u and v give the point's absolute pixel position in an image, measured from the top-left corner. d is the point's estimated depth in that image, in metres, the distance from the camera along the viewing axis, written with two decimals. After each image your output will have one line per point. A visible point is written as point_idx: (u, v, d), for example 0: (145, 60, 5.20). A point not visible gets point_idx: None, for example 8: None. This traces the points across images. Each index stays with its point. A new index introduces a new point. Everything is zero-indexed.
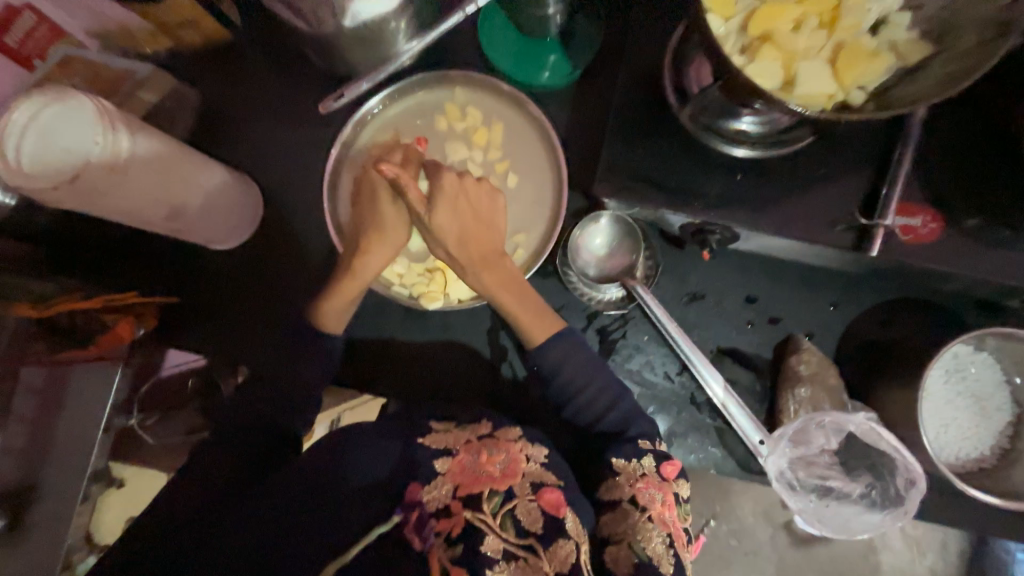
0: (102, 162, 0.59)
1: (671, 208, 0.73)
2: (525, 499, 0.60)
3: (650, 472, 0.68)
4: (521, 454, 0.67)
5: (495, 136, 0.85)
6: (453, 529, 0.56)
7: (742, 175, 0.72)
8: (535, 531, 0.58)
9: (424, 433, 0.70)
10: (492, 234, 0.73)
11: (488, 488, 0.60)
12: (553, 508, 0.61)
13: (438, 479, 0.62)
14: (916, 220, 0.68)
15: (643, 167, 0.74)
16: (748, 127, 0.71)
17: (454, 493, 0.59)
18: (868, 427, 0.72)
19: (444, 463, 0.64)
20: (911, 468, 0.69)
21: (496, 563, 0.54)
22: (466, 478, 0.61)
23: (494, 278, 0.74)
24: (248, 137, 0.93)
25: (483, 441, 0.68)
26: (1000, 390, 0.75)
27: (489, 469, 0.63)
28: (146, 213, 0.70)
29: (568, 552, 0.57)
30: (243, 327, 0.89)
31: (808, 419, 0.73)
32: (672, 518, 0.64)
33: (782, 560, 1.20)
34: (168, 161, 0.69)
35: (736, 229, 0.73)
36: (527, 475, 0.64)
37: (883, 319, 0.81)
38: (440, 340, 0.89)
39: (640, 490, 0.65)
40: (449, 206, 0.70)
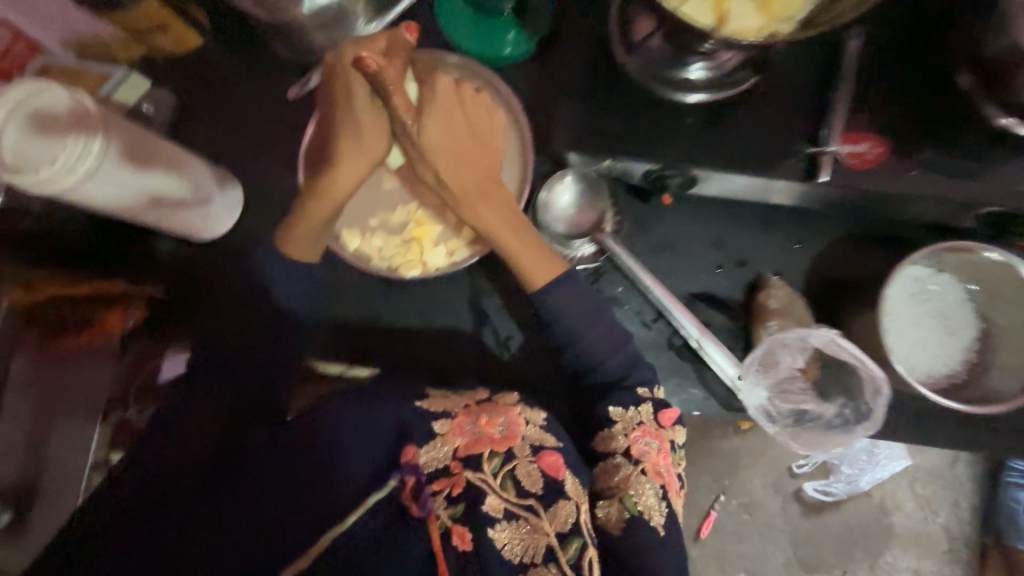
0: (82, 148, 0.62)
1: (630, 158, 0.76)
2: (525, 461, 0.61)
3: (646, 421, 0.70)
4: (520, 418, 0.65)
5: None
6: (454, 487, 0.58)
7: (691, 118, 0.76)
8: (535, 492, 0.60)
9: (421, 396, 0.68)
10: (489, 160, 0.73)
11: (488, 450, 0.61)
12: (553, 470, 0.62)
13: (439, 440, 0.62)
14: (861, 146, 0.72)
15: (598, 121, 0.77)
16: (698, 74, 0.74)
17: (454, 454, 0.61)
18: (829, 340, 0.73)
19: (444, 425, 0.63)
20: (874, 377, 0.72)
21: (498, 522, 0.56)
22: (467, 439, 0.62)
23: (492, 209, 0.73)
24: (223, 132, 0.96)
25: (482, 405, 0.67)
26: (963, 306, 0.77)
27: (490, 432, 0.63)
28: (126, 203, 0.73)
29: (568, 512, 0.60)
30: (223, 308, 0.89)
31: (773, 341, 0.74)
32: (667, 466, 0.68)
33: (796, 530, 1.36)
34: (144, 152, 0.72)
35: (694, 172, 0.76)
36: (528, 438, 0.64)
37: (846, 251, 0.83)
38: (421, 311, 0.90)
39: (635, 439, 0.68)
40: (442, 121, 0.68)
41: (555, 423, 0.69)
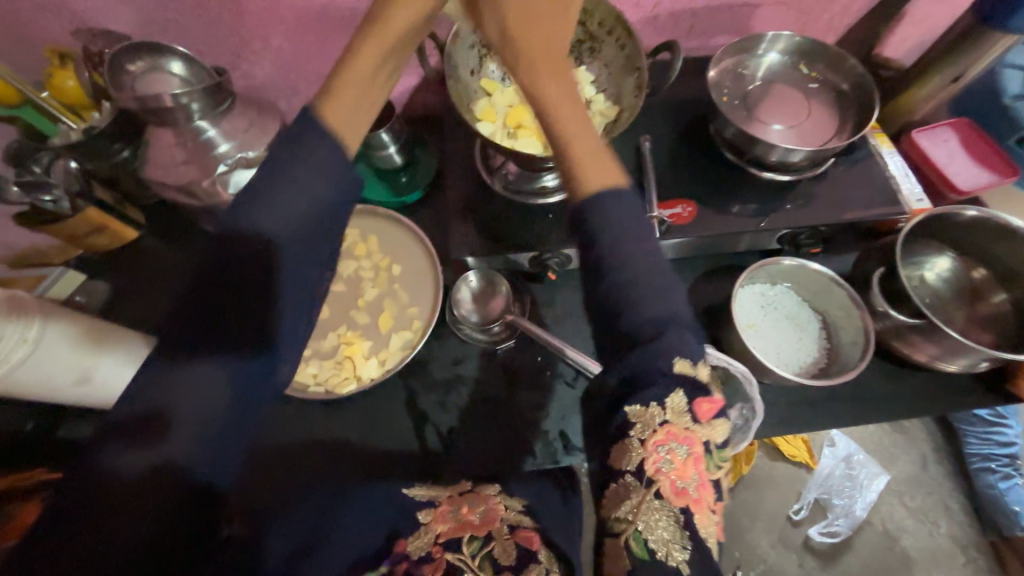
0: (18, 337, 0.69)
1: (514, 252, 0.95)
2: (501, 538, 0.71)
3: (672, 420, 0.55)
4: (500, 504, 0.76)
5: (368, 242, 1.06)
6: (437, 569, 0.68)
7: (553, 212, 0.97)
8: (509, 563, 0.69)
9: (409, 486, 0.79)
10: (559, 38, 0.61)
11: (468, 533, 0.71)
12: (525, 541, 0.71)
13: (423, 527, 0.72)
14: (677, 209, 0.96)
15: (482, 229, 0.97)
16: (549, 182, 0.98)
17: (435, 540, 0.70)
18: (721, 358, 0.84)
19: (427, 514, 0.74)
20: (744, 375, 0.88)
21: None
22: (448, 525, 0.72)
23: (553, 88, 0.60)
24: (157, 305, 1.05)
25: (464, 495, 0.77)
26: (803, 308, 0.98)
27: (468, 518, 0.73)
28: (56, 382, 0.76)
29: (536, 573, 0.68)
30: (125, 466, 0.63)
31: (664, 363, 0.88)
32: (696, 474, 0.56)
33: None
34: (83, 330, 0.79)
35: (567, 251, 0.95)
36: (504, 518, 0.73)
37: (706, 286, 1.03)
38: (364, 426, 0.93)
39: (652, 451, 0.55)
40: (496, 13, 0.61)
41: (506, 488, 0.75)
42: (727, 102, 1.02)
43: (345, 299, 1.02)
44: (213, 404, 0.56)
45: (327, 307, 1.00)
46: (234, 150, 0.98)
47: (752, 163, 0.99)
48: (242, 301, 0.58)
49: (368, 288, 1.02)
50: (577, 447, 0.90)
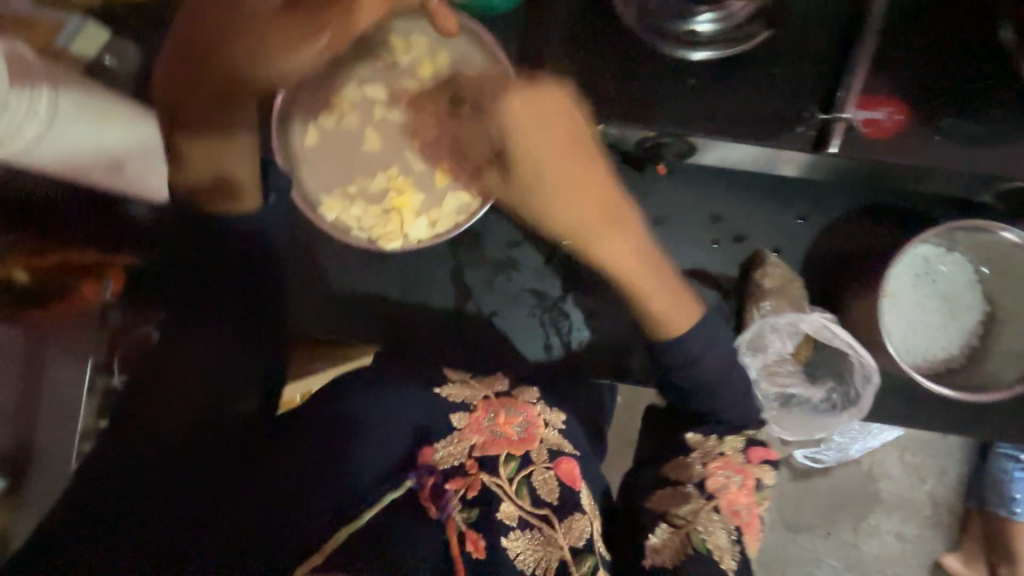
0: (22, 107, 0.57)
1: (622, 123, 0.70)
2: (541, 467, 0.68)
3: (730, 454, 0.75)
4: (540, 419, 0.73)
5: (437, 64, 0.82)
6: (469, 489, 0.60)
7: (693, 79, 0.68)
8: (549, 500, 0.65)
9: (441, 384, 0.75)
10: (600, 169, 0.69)
11: (505, 452, 0.66)
12: (565, 476, 0.69)
13: (457, 435, 0.67)
14: (880, 112, 0.65)
15: (591, 82, 0.70)
16: (702, 27, 0.67)
17: (471, 453, 0.65)
18: (820, 325, 0.71)
19: (462, 421, 0.69)
20: (865, 361, 0.71)
21: (511, 530, 0.59)
22: (485, 437, 0.67)
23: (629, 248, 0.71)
24: None
25: (501, 401, 0.73)
26: (971, 290, 0.73)
27: (508, 433, 0.68)
28: (85, 167, 0.69)
29: (581, 524, 0.65)
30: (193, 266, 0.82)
31: (760, 323, 0.74)
32: (746, 500, 0.74)
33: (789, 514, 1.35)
34: (94, 112, 0.68)
35: (693, 140, 0.70)
36: (543, 442, 0.70)
37: (853, 228, 0.78)
38: (407, 286, 0.89)
39: (714, 471, 0.74)
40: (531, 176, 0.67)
41: None
42: None
43: (401, 135, 0.84)
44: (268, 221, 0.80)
45: (380, 141, 0.84)
46: None
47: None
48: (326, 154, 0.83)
49: (431, 128, 0.83)
50: None
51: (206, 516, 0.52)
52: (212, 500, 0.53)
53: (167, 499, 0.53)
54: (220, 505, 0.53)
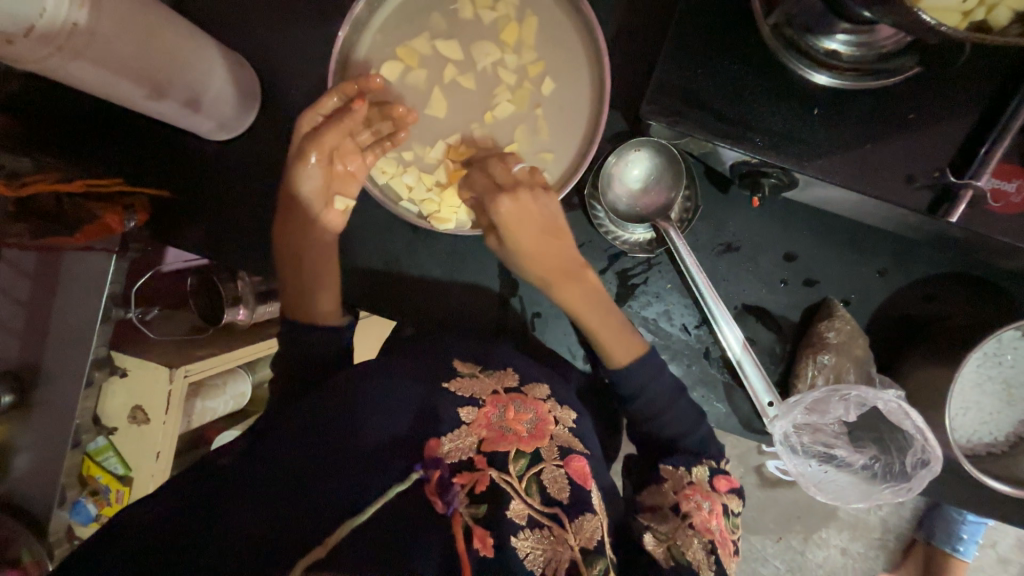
0: (66, 19, 0.48)
1: (727, 143, 0.62)
2: (552, 465, 0.56)
3: (699, 483, 0.63)
4: (550, 416, 0.62)
5: (524, 30, 0.72)
6: (477, 484, 0.51)
7: (819, 110, 0.61)
8: (561, 500, 0.54)
9: (448, 377, 0.64)
10: (561, 249, 0.72)
11: (514, 448, 0.56)
12: (578, 477, 0.57)
13: (464, 429, 0.56)
14: (1010, 185, 0.58)
15: (702, 90, 0.62)
16: (841, 47, 0.58)
17: (478, 448, 0.55)
18: (895, 406, 0.66)
19: (470, 414, 0.58)
20: (928, 450, 0.65)
21: (521, 529, 0.49)
22: (492, 434, 0.57)
23: (574, 294, 0.72)
24: (243, 10, 0.80)
25: (511, 396, 0.62)
26: None
27: (517, 428, 0.57)
28: (123, 88, 0.60)
29: (593, 526, 0.53)
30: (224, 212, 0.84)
31: (832, 389, 0.68)
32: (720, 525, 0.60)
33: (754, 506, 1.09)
34: (145, 28, 0.58)
35: (796, 175, 0.64)
36: (555, 439, 0.59)
37: (929, 294, 0.74)
38: (448, 267, 0.83)
39: (686, 496, 0.61)
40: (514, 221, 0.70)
41: (584, 424, 0.66)
42: None
43: (470, 104, 0.74)
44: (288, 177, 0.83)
45: (446, 107, 0.74)
46: None
47: None
48: None
49: (505, 102, 0.73)
50: None
51: (215, 506, 0.49)
52: (224, 492, 0.51)
53: (186, 491, 0.53)
54: (228, 501, 0.50)
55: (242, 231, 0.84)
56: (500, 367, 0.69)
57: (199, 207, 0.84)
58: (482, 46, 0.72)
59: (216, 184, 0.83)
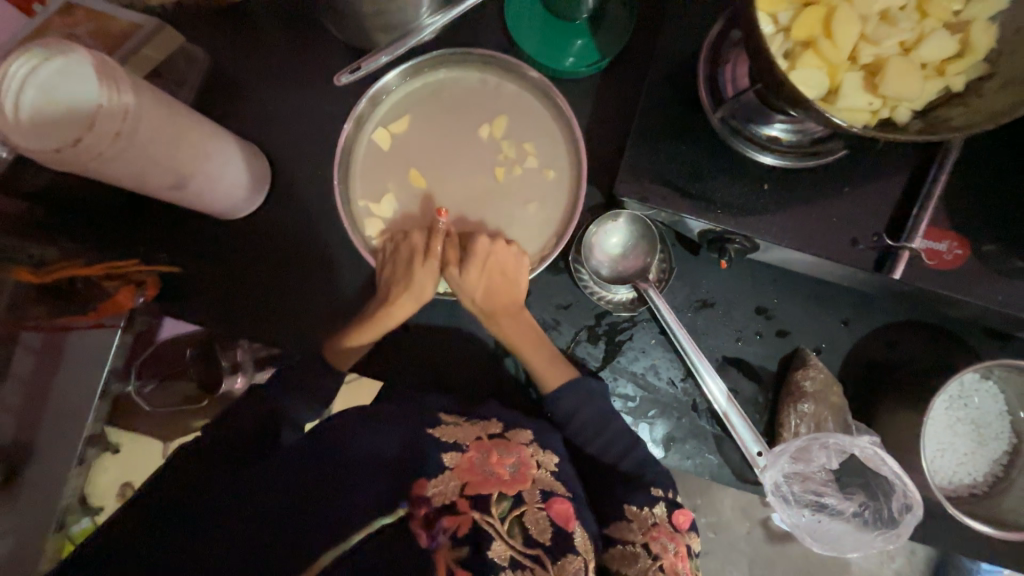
0: (109, 129, 0.55)
1: (692, 214, 0.71)
2: (534, 507, 0.53)
3: (662, 521, 0.61)
4: (532, 459, 0.60)
5: (503, 124, 0.81)
6: (460, 527, 0.49)
7: (769, 185, 0.70)
8: (544, 542, 0.51)
9: (434, 424, 0.63)
10: (528, 346, 0.75)
11: (497, 491, 0.53)
12: (562, 519, 0.54)
13: (447, 473, 0.54)
14: (941, 245, 0.67)
15: (668, 170, 0.71)
16: (780, 134, 0.67)
17: (462, 491, 0.53)
18: (872, 453, 0.69)
19: (454, 458, 0.57)
20: (909, 494, 0.68)
21: (504, 571, 0.47)
22: (476, 477, 0.54)
23: (513, 332, 0.75)
24: (256, 105, 0.89)
25: (494, 441, 0.61)
26: (999, 420, 0.75)
27: (500, 471, 0.56)
28: (150, 183, 0.67)
29: (576, 568, 0.51)
30: (225, 283, 0.88)
31: (812, 437, 0.71)
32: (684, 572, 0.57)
33: (756, 555, 1.05)
34: (175, 130, 0.65)
35: (757, 241, 0.71)
36: (538, 482, 0.57)
37: (891, 341, 0.80)
38: (445, 330, 0.86)
39: (652, 538, 0.59)
40: (479, 263, 0.72)
41: (566, 471, 0.64)
42: None
43: (459, 182, 0.80)
44: (292, 249, 0.88)
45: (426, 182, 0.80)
46: None
47: None
48: (327, 191, 0.89)
49: (489, 180, 0.80)
50: (651, 447, 0.82)
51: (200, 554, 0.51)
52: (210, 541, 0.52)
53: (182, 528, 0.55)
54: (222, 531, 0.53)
55: (242, 302, 0.88)
56: (485, 417, 0.68)
57: (205, 281, 0.88)
58: (469, 135, 0.81)
59: (221, 254, 0.88)
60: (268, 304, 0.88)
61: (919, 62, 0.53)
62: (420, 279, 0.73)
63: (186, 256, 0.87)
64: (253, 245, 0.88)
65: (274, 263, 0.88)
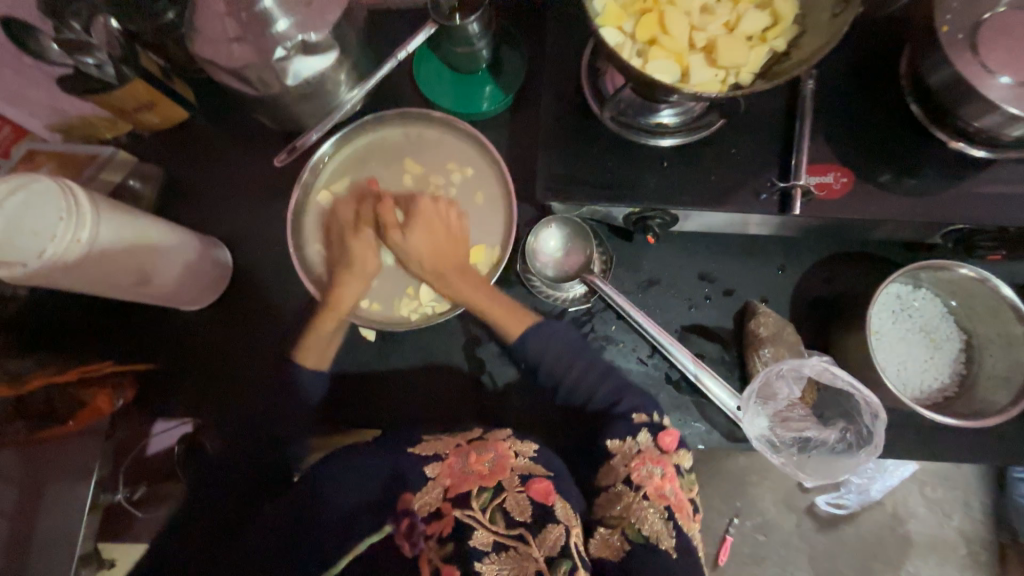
0: (69, 239, 0.62)
1: (610, 202, 0.79)
2: (514, 491, 0.57)
3: (646, 448, 0.66)
4: (510, 450, 0.63)
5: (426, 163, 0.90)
6: (444, 528, 0.53)
7: (668, 162, 0.79)
8: (525, 521, 0.55)
9: (414, 444, 0.65)
10: (476, 292, 0.78)
11: (476, 486, 0.57)
12: (542, 496, 0.57)
13: (429, 483, 0.58)
14: (828, 177, 0.75)
15: (579, 170, 0.80)
16: (668, 119, 0.77)
17: (444, 495, 0.56)
18: (823, 369, 0.76)
19: (435, 468, 0.60)
20: (869, 401, 0.74)
21: (486, 555, 0.51)
22: (456, 479, 0.58)
23: (465, 285, 0.79)
24: (210, 202, 0.98)
25: (473, 443, 0.64)
26: (944, 321, 0.80)
27: (477, 468, 0.59)
28: (116, 283, 0.73)
29: (557, 535, 0.54)
30: (201, 370, 0.91)
31: (768, 370, 0.77)
32: (671, 491, 0.63)
33: (813, 549, 1.11)
34: (136, 232, 0.72)
35: (673, 211, 0.79)
36: (516, 469, 0.60)
37: (827, 276, 0.86)
38: (420, 365, 0.89)
39: (636, 468, 0.64)
40: (418, 225, 0.78)
41: (548, 459, 0.65)
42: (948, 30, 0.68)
43: None
44: (262, 324, 0.93)
45: None
46: (295, 30, 0.74)
47: (942, 124, 0.73)
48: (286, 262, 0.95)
49: None
50: None
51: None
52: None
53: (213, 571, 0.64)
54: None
55: (222, 384, 0.90)
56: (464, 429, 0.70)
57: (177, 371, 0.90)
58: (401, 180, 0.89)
59: (195, 344, 0.91)
60: (247, 380, 0.90)
61: (744, 34, 0.64)
62: (357, 251, 0.81)
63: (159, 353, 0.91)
64: (223, 328, 0.93)
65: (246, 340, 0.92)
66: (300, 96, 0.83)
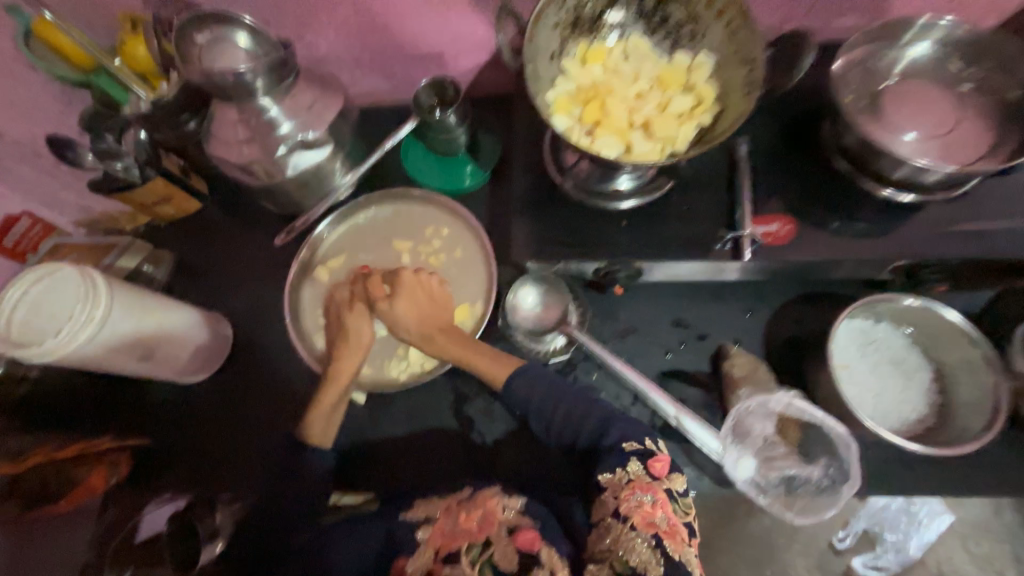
0: (84, 318, 0.68)
1: (580, 259, 0.86)
2: (501, 544, 0.59)
3: (636, 477, 0.66)
4: (497, 504, 0.64)
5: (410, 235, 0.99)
6: None
7: (628, 220, 0.87)
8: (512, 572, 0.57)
9: (406, 506, 0.68)
10: (467, 357, 0.80)
11: (464, 544, 0.59)
12: (528, 546, 0.59)
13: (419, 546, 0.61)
14: (773, 226, 0.83)
15: (549, 232, 0.88)
16: (625, 184, 0.86)
17: (435, 556, 0.60)
18: (790, 403, 0.80)
19: (425, 530, 0.62)
20: (838, 431, 0.78)
21: None
22: (445, 538, 0.60)
23: (456, 350, 0.80)
24: (216, 281, 1.06)
25: (461, 501, 0.65)
26: (912, 351, 0.83)
27: (465, 526, 0.61)
28: (121, 358, 0.78)
29: None
30: (200, 444, 0.93)
31: (738, 409, 0.81)
32: (663, 518, 0.63)
33: None
34: (143, 309, 0.79)
35: (638, 264, 0.86)
36: (502, 522, 0.61)
37: (795, 316, 0.91)
38: (410, 425, 0.91)
39: (625, 498, 0.64)
40: (407, 297, 0.79)
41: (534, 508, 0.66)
42: (850, 101, 0.80)
43: None
44: (257, 394, 0.96)
45: None
46: (296, 130, 0.86)
47: (869, 174, 0.82)
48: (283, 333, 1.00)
49: None
50: None
51: None
52: None
53: None
54: None
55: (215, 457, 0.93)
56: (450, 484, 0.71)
57: (174, 449, 0.93)
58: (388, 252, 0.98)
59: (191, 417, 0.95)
60: (240, 451, 0.93)
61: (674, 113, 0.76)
62: (352, 325, 0.82)
63: (158, 429, 0.94)
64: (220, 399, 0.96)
65: (242, 410, 0.95)
66: (299, 184, 0.94)
